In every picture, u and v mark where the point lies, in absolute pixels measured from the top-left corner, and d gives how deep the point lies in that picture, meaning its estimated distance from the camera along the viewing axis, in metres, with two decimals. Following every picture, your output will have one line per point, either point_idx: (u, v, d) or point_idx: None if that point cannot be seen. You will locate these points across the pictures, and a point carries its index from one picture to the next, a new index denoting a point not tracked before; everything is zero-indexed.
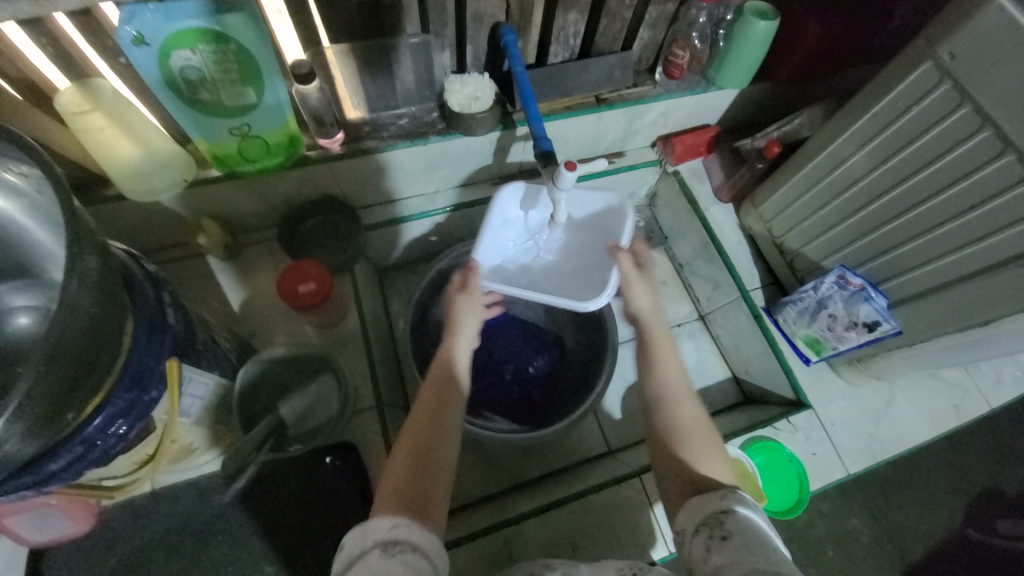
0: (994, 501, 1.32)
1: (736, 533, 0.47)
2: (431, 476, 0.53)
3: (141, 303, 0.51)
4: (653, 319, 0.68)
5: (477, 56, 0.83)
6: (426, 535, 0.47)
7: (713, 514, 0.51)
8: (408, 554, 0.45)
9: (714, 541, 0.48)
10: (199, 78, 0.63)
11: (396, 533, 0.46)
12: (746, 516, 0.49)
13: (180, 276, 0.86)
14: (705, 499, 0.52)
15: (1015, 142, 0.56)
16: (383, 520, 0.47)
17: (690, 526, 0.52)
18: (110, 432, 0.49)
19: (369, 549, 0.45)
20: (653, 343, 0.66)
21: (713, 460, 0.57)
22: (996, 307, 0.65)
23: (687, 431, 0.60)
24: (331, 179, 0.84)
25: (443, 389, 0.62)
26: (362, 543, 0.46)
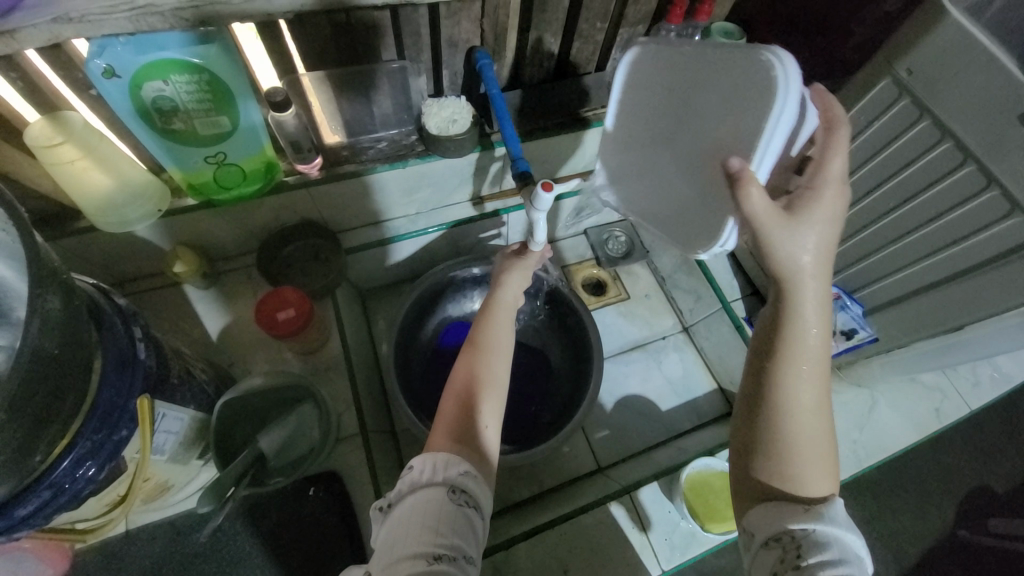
0: (982, 499, 1.34)
1: (814, 563, 0.47)
2: (479, 416, 0.59)
3: (111, 338, 0.50)
4: (806, 288, 0.52)
5: (454, 79, 0.85)
6: (480, 486, 0.53)
7: (784, 532, 0.50)
8: (466, 503, 0.51)
9: (785, 561, 0.49)
10: (172, 107, 0.62)
11: (461, 479, 0.52)
12: (825, 536, 0.49)
13: (156, 306, 0.85)
14: (781, 511, 0.51)
15: (976, 153, 0.58)
16: (446, 457, 0.53)
17: (761, 536, 0.52)
18: (79, 475, 0.46)
19: (439, 484, 0.51)
20: (788, 323, 0.53)
21: (819, 469, 0.53)
22: (964, 314, 0.67)
23: (803, 442, 0.52)
24: (310, 204, 0.84)
25: (490, 343, 0.67)
26: (433, 476, 0.52)
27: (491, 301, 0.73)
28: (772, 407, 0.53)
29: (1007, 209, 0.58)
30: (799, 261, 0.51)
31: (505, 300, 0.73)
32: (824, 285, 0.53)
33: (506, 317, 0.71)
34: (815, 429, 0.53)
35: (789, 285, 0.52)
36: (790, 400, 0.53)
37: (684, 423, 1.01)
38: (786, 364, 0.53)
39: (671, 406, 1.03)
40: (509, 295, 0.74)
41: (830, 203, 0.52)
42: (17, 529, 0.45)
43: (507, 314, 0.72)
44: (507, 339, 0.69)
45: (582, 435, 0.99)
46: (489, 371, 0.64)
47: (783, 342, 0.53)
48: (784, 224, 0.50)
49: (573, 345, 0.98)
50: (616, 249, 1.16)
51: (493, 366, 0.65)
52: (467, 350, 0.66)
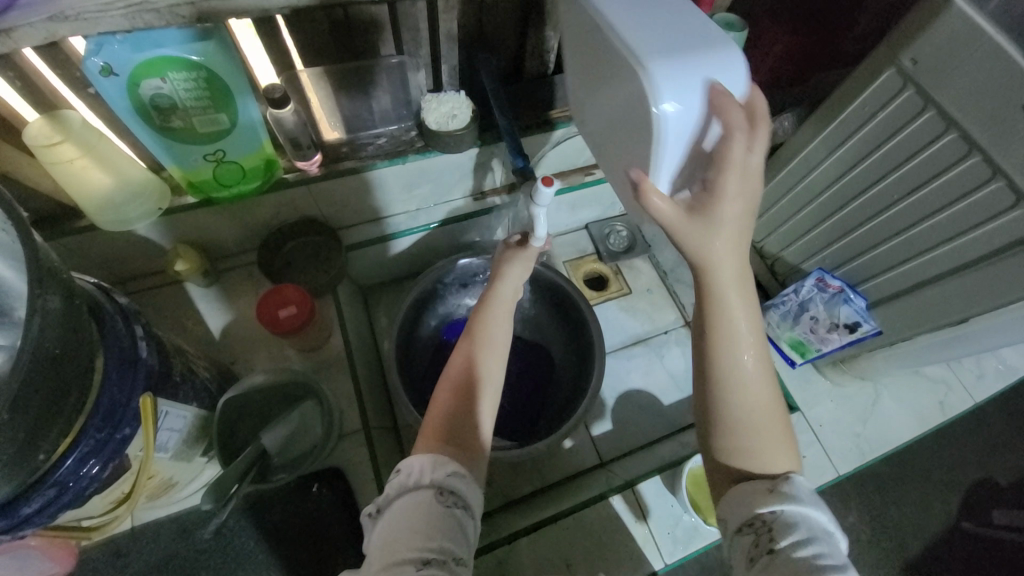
0: (987, 491, 1.33)
1: (787, 545, 0.46)
2: (471, 415, 0.59)
3: (113, 338, 0.50)
4: (718, 269, 0.51)
5: (453, 74, 0.84)
6: (471, 484, 0.53)
7: (755, 517, 0.49)
8: (459, 504, 0.51)
9: (760, 546, 0.48)
10: (170, 105, 0.62)
11: (447, 479, 0.52)
12: (792, 514, 0.48)
13: (158, 305, 0.85)
14: (749, 495, 0.51)
15: (981, 144, 0.58)
16: (431, 460, 0.53)
17: (733, 523, 0.51)
18: (83, 473, 0.46)
19: (425, 486, 0.51)
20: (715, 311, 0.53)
21: (770, 446, 0.54)
22: (970, 306, 0.66)
23: (740, 417, 0.54)
24: (310, 201, 0.84)
25: (484, 335, 0.66)
26: (417, 479, 0.52)
27: (491, 290, 0.72)
28: (717, 387, 0.54)
29: (1012, 200, 0.57)
30: (711, 244, 0.50)
31: (505, 291, 0.72)
32: (737, 265, 0.52)
33: (504, 309, 0.71)
34: (757, 405, 0.54)
35: (702, 275, 0.52)
36: (736, 381, 0.53)
37: (687, 417, 1.01)
38: (718, 343, 0.54)
39: (673, 401, 1.02)
40: (509, 287, 0.73)
41: (732, 202, 0.48)
42: (22, 527, 0.45)
43: (506, 305, 0.71)
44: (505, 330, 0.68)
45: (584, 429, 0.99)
46: (486, 367, 0.64)
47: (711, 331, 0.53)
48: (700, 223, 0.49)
49: (574, 340, 0.98)
50: (618, 243, 1.16)
51: (483, 362, 0.64)
52: (466, 343, 0.66)
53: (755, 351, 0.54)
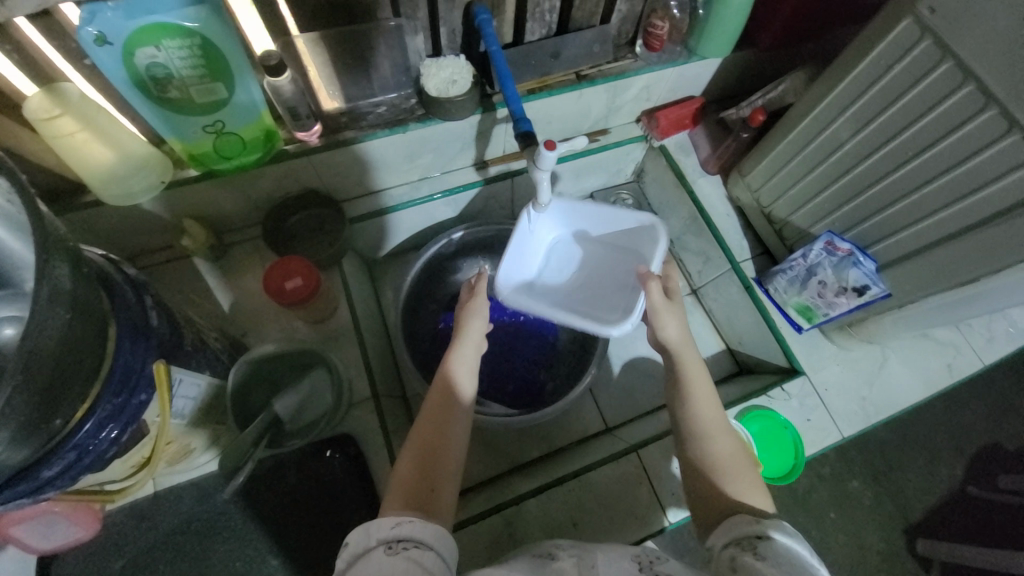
0: (994, 456, 1.34)
1: (770, 556, 0.47)
2: (445, 454, 0.58)
3: (123, 307, 0.51)
4: (685, 353, 0.70)
5: (453, 38, 0.82)
6: (433, 530, 0.48)
7: (746, 537, 0.51)
8: (412, 549, 0.45)
9: (741, 556, 0.49)
10: (166, 75, 0.61)
11: (399, 531, 0.46)
12: (785, 546, 0.49)
13: (166, 280, 0.86)
14: (745, 521, 0.52)
15: (997, 95, 0.56)
16: (386, 520, 0.48)
17: (721, 542, 0.53)
18: (102, 437, 0.48)
19: (373, 548, 0.45)
20: (687, 376, 0.68)
21: (747, 489, 0.59)
22: (981, 266, 0.65)
23: (721, 459, 0.62)
24: (312, 172, 0.83)
25: (452, 401, 0.62)
26: (366, 541, 0.46)
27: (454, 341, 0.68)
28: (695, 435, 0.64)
29: None
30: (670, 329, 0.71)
31: (468, 350, 0.67)
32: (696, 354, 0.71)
33: (468, 366, 0.66)
34: (731, 452, 0.63)
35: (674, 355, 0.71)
36: (708, 431, 0.64)
37: None
38: (692, 399, 0.66)
39: None
40: (472, 339, 0.68)
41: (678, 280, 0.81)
42: (45, 490, 0.48)
43: (472, 359, 0.67)
44: (467, 395, 0.64)
45: (589, 396, 1.00)
46: (455, 434, 0.60)
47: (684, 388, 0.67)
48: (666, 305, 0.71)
49: None
50: None
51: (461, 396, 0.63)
52: (435, 394, 0.62)
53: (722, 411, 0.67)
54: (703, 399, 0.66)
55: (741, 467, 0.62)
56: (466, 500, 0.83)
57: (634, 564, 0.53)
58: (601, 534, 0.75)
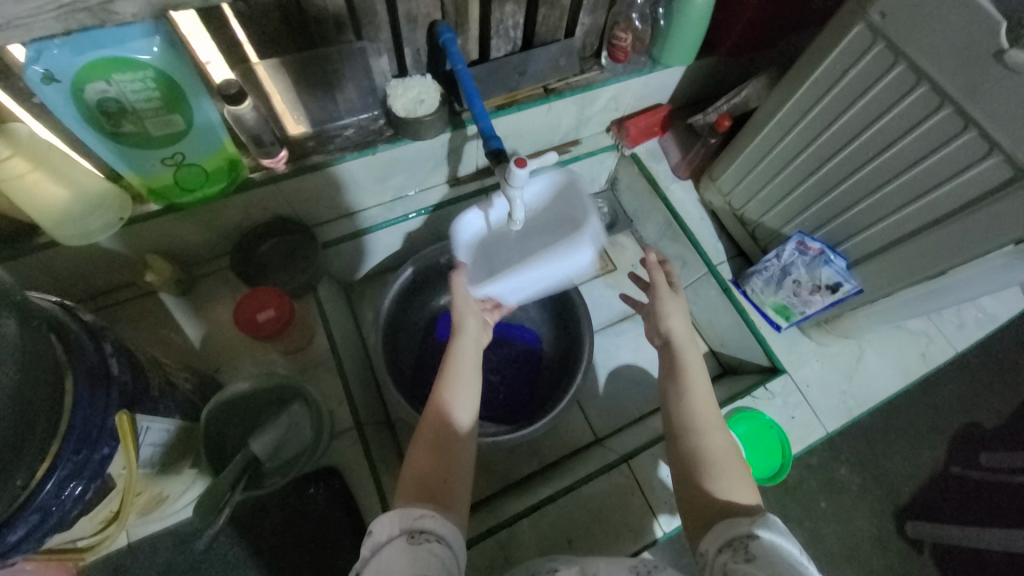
0: (972, 435, 1.38)
1: (759, 557, 0.48)
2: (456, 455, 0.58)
3: (81, 356, 0.48)
4: (685, 346, 0.72)
5: (418, 57, 0.82)
6: (450, 526, 0.48)
7: (737, 537, 0.51)
8: (432, 542, 0.46)
9: (733, 560, 0.49)
10: (119, 109, 0.59)
11: (420, 524, 0.47)
12: (772, 543, 0.49)
13: (131, 318, 0.82)
14: (735, 522, 0.52)
15: (953, 95, 0.58)
16: (404, 511, 0.48)
17: (715, 546, 0.52)
18: (65, 496, 0.45)
19: (395, 537, 0.46)
20: (683, 367, 0.69)
21: (735, 485, 0.58)
22: (948, 259, 0.66)
23: (714, 443, 0.62)
24: (280, 199, 0.81)
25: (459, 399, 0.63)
26: (386, 531, 0.46)
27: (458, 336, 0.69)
28: (688, 417, 0.65)
29: (987, 149, 0.57)
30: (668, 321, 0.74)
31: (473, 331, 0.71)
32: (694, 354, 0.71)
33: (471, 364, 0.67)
34: (722, 449, 0.62)
35: (673, 346, 0.72)
36: (699, 418, 0.64)
37: None
38: (688, 388, 0.67)
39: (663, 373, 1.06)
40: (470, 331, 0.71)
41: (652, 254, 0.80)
42: (9, 555, 0.45)
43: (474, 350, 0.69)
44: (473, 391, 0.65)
45: (576, 408, 1.00)
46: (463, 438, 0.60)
47: (680, 374, 0.69)
48: (668, 293, 0.75)
49: (560, 319, 0.99)
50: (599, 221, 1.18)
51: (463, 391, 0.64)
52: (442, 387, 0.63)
53: (714, 405, 0.66)
54: (695, 389, 0.67)
55: (729, 462, 0.61)
56: None
57: (631, 573, 0.52)
58: (596, 550, 0.74)
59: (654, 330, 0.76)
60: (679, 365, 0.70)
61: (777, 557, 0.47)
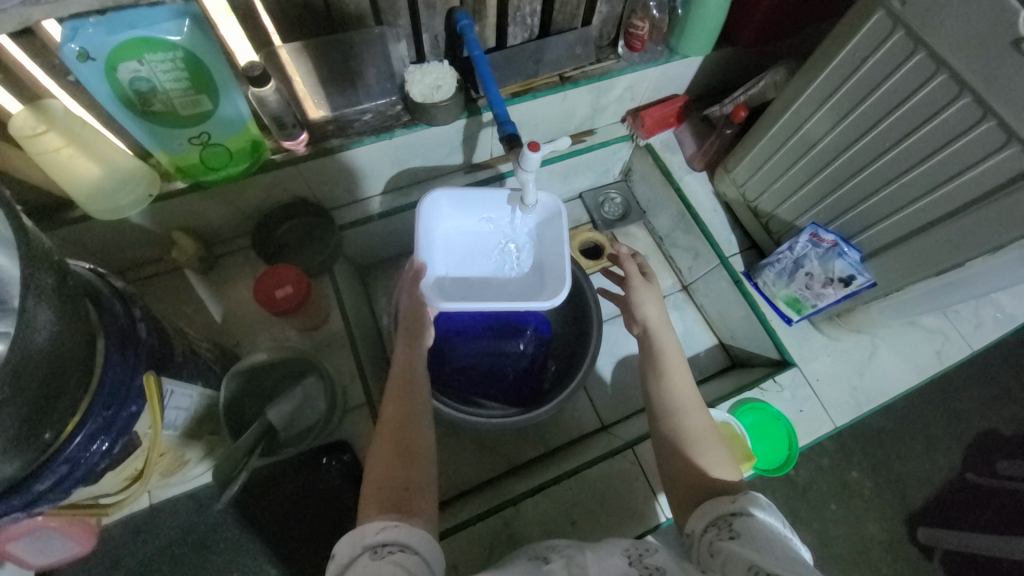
0: (991, 441, 1.35)
1: (744, 534, 0.48)
2: (417, 456, 0.57)
3: (112, 319, 0.51)
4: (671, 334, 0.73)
5: (436, 44, 0.83)
6: (416, 533, 0.48)
7: (721, 516, 0.52)
8: (398, 553, 0.45)
9: (718, 539, 0.50)
10: (149, 88, 0.61)
11: (385, 535, 0.47)
12: (762, 520, 0.50)
13: (156, 293, 0.86)
14: (720, 501, 0.54)
15: (971, 84, 0.57)
16: (372, 525, 0.48)
17: (700, 526, 0.53)
18: (93, 450, 0.49)
19: (361, 554, 0.46)
20: (665, 359, 0.69)
21: (719, 460, 0.61)
22: (962, 252, 0.66)
23: (695, 440, 0.62)
24: (300, 181, 0.84)
25: (413, 404, 0.62)
26: (354, 549, 0.47)
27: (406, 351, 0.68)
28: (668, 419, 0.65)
29: (1006, 138, 0.56)
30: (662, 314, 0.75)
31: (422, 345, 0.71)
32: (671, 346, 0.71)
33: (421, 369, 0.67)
34: (705, 427, 0.64)
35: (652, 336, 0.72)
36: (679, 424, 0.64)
37: None
38: (665, 384, 0.67)
39: None
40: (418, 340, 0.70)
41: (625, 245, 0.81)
42: (39, 502, 0.48)
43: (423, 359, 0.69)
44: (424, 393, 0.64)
45: (584, 395, 1.01)
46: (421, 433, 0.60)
47: (659, 375, 0.68)
48: (641, 283, 0.76)
49: (569, 307, 1.00)
50: (612, 211, 1.18)
51: (418, 390, 0.64)
52: (389, 399, 0.62)
53: (696, 393, 0.67)
54: (674, 384, 0.67)
55: (710, 444, 0.62)
56: (462, 503, 0.82)
57: (624, 558, 0.52)
58: (599, 531, 0.75)
59: (630, 319, 0.77)
60: (657, 353, 0.71)
61: (762, 530, 0.48)
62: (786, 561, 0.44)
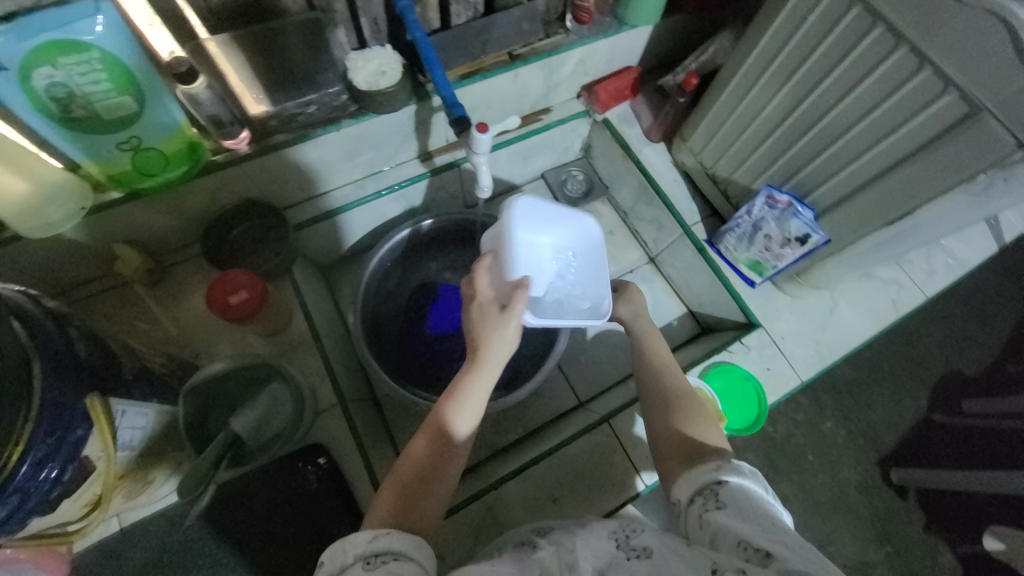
0: (954, 382, 1.42)
1: (728, 503, 0.50)
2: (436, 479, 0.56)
3: (47, 341, 0.48)
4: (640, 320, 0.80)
5: (375, 28, 0.80)
6: (412, 541, 0.48)
7: (707, 485, 0.53)
8: (391, 562, 0.45)
9: (706, 510, 0.51)
10: (68, 94, 0.57)
11: (376, 545, 0.47)
12: (740, 485, 0.51)
13: (105, 310, 0.82)
14: (702, 470, 0.55)
15: (906, 34, 0.58)
16: (360, 536, 0.48)
17: (685, 496, 0.54)
18: (43, 478, 0.46)
19: (351, 564, 0.45)
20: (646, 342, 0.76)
21: (705, 429, 0.62)
22: (907, 201, 0.67)
23: (685, 408, 0.65)
24: (247, 181, 0.81)
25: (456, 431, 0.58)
26: (343, 557, 0.46)
27: (471, 367, 0.59)
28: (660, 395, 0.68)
29: (942, 86, 0.57)
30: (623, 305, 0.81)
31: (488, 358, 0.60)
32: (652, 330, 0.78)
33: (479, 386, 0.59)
34: (687, 394, 0.67)
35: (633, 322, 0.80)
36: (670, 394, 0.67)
37: None
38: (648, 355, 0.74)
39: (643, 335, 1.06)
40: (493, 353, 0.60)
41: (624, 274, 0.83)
42: None
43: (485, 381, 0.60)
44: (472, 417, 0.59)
45: (559, 374, 1.02)
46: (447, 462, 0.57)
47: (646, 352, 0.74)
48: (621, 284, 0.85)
49: None
50: (575, 189, 1.18)
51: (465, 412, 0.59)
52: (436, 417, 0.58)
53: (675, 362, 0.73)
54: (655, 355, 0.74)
55: (696, 408, 0.65)
56: None
57: (611, 542, 0.53)
58: (581, 505, 0.76)
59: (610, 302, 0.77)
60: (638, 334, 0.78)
61: (750, 504, 0.49)
62: (771, 529, 0.46)
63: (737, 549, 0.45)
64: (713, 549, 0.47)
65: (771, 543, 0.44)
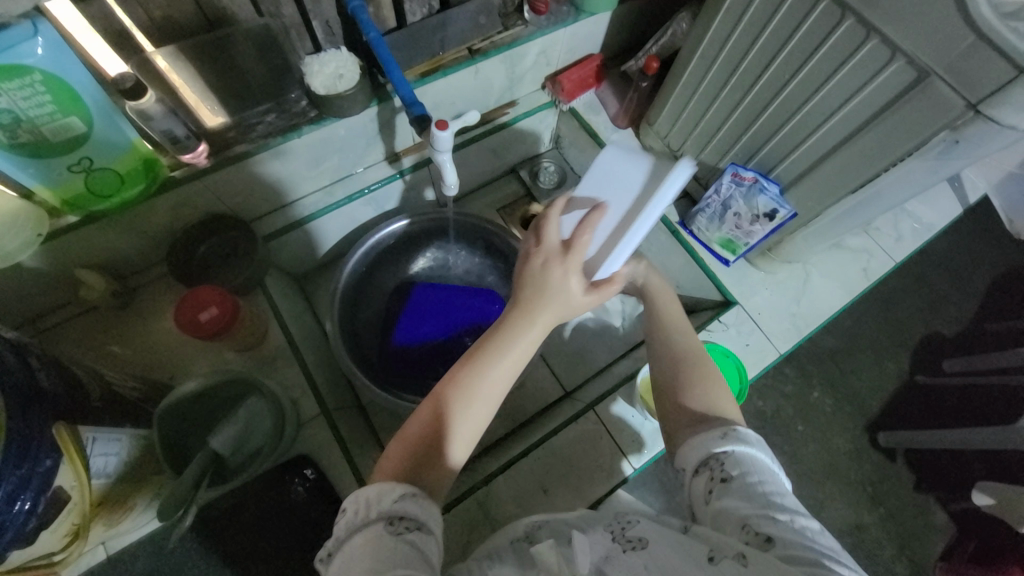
0: (933, 344, 1.45)
1: (735, 477, 0.51)
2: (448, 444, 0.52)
3: (6, 373, 0.47)
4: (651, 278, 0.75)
5: (329, 30, 0.79)
6: (431, 508, 0.47)
7: (711, 456, 0.54)
8: (414, 529, 0.44)
9: (711, 483, 0.52)
10: (10, 117, 0.55)
11: (400, 508, 0.45)
12: (744, 456, 0.52)
13: (74, 337, 0.80)
14: (705, 439, 0.55)
15: (853, 5, 0.58)
16: (385, 493, 0.46)
17: (692, 466, 0.55)
18: (16, 510, 0.44)
19: (373, 522, 0.44)
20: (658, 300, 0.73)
21: (714, 397, 0.61)
22: (867, 169, 0.69)
23: (697, 371, 0.63)
24: (210, 196, 0.79)
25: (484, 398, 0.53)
26: (366, 512, 0.45)
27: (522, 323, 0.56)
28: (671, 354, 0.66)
29: (890, 53, 0.58)
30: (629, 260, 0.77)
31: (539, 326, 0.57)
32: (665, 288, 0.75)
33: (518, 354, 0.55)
34: (699, 360, 0.66)
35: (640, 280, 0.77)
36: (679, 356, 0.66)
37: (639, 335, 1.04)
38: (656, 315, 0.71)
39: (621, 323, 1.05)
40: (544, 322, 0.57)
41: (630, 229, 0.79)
42: None
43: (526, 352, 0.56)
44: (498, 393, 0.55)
45: (544, 366, 1.02)
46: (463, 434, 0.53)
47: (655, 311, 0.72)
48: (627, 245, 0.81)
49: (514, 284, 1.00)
50: (548, 180, 1.17)
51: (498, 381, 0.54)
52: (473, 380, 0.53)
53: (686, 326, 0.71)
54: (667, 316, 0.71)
55: (706, 373, 0.64)
56: None
57: (607, 534, 0.53)
58: (572, 494, 0.77)
59: None
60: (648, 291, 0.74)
61: (754, 480, 0.50)
62: (773, 505, 0.47)
63: (741, 532, 0.47)
64: (715, 531, 0.49)
65: (773, 524, 0.46)
